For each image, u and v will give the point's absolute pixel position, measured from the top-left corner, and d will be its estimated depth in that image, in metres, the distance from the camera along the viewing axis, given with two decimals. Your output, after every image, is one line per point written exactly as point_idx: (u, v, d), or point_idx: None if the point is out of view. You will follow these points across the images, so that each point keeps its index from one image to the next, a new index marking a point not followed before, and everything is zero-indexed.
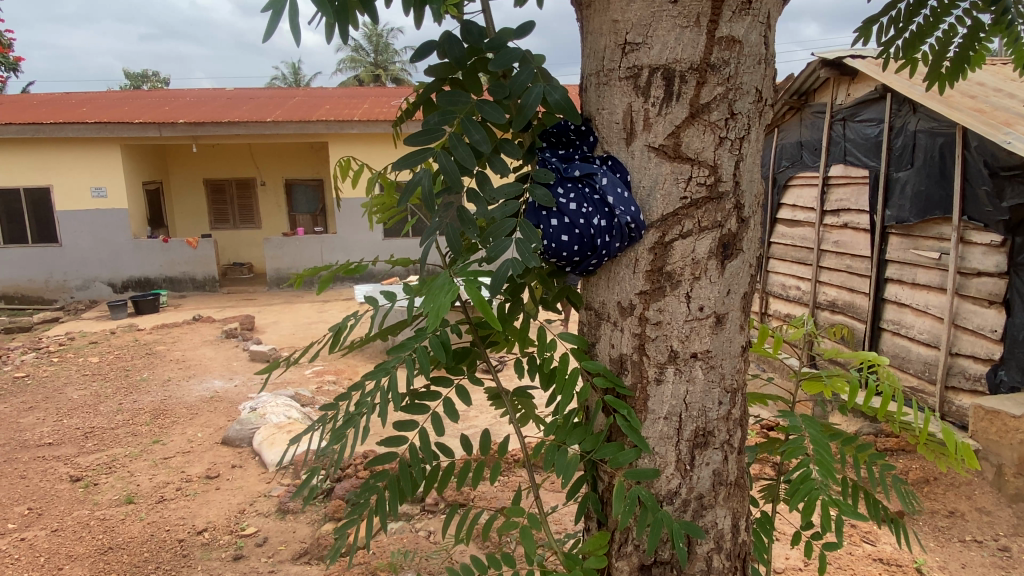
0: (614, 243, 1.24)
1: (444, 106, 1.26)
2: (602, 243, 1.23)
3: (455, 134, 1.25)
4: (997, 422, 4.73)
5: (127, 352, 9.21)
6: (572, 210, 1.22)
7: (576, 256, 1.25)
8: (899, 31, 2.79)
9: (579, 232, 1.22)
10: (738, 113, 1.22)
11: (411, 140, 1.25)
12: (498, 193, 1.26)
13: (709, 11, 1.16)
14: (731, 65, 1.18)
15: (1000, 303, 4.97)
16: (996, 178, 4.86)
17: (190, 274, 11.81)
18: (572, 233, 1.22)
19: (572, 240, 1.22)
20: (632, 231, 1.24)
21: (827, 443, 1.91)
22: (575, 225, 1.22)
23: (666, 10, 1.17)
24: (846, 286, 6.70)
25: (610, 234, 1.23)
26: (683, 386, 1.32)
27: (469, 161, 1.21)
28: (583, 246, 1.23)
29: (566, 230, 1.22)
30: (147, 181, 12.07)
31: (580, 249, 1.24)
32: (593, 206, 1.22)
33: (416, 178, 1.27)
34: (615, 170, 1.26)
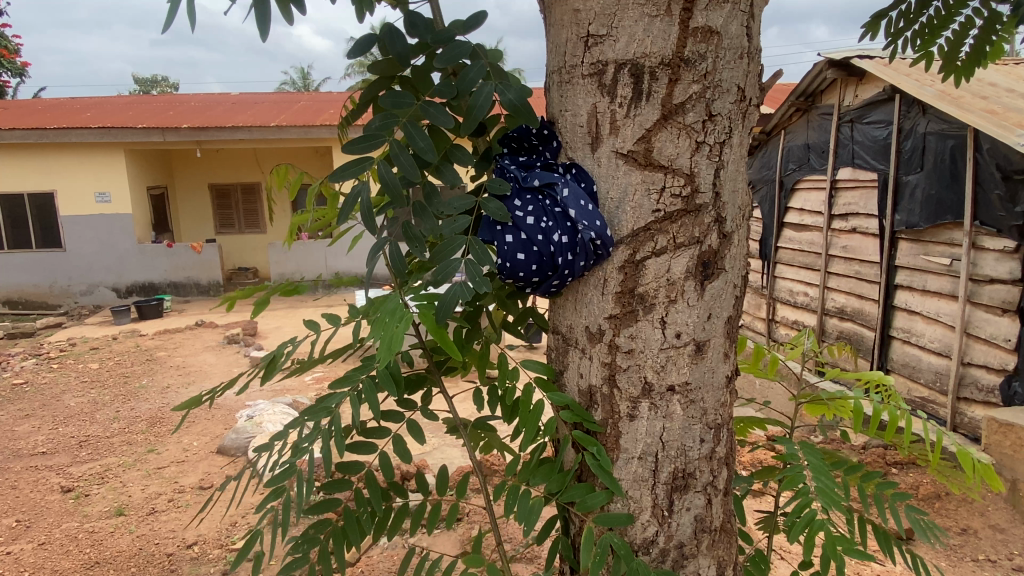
0: (578, 262, 1.10)
1: (386, 109, 1.13)
2: (564, 262, 1.08)
3: (397, 139, 1.11)
4: (1011, 436, 4.52)
5: (128, 358, 9.12)
6: (529, 226, 1.08)
7: (536, 277, 1.10)
8: (908, 26, 2.64)
9: (539, 251, 1.07)
10: (716, 114, 1.07)
11: (348, 148, 1.12)
12: (448, 208, 1.14)
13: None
14: (708, 59, 1.04)
15: (1014, 312, 4.78)
16: (1009, 181, 4.67)
17: (194, 280, 11.72)
18: (529, 251, 1.07)
19: (530, 258, 1.07)
20: (598, 248, 1.10)
21: (829, 471, 1.74)
22: (533, 243, 1.07)
23: None
24: (855, 293, 6.52)
25: (573, 252, 1.08)
26: (659, 422, 1.17)
27: (410, 169, 1.08)
28: (543, 267, 1.09)
29: (524, 248, 1.07)
30: (151, 186, 12.02)
31: (541, 270, 1.09)
32: (554, 221, 1.07)
33: (355, 190, 1.14)
34: (579, 179, 1.11)
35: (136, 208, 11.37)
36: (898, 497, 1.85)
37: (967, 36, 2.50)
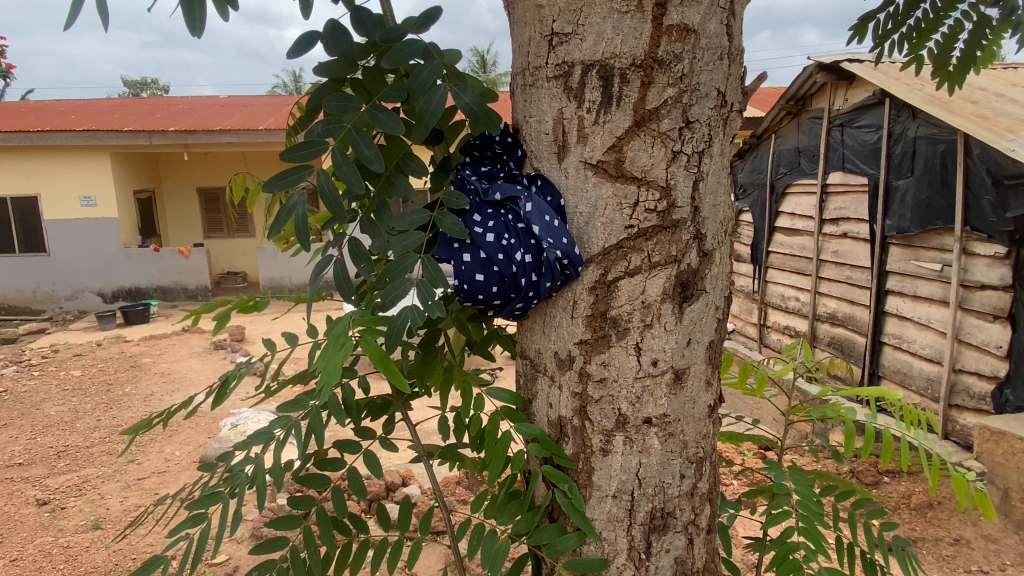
0: (544, 283, 0.99)
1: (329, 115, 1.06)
2: (528, 283, 0.98)
3: (338, 146, 1.04)
4: (1004, 444, 4.40)
5: (111, 365, 8.94)
6: (489, 244, 0.97)
7: (499, 300, 1.00)
8: (897, 28, 2.56)
9: (503, 274, 0.97)
10: (695, 121, 0.97)
11: (286, 156, 1.05)
12: (397, 224, 1.05)
13: None
14: (684, 61, 0.94)
15: (1005, 319, 4.71)
16: (999, 187, 4.61)
17: (181, 284, 11.51)
18: (492, 271, 0.97)
19: (491, 280, 0.97)
20: (567, 265, 0.99)
21: (818, 501, 1.64)
22: (491, 262, 0.97)
23: None
24: (846, 298, 6.44)
25: (539, 273, 0.98)
26: (634, 457, 1.06)
27: (352, 179, 1.00)
28: (505, 289, 0.98)
29: (488, 267, 0.97)
30: (138, 190, 11.85)
31: (503, 292, 0.98)
32: (519, 239, 0.97)
33: (291, 202, 1.07)
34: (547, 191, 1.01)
35: (121, 213, 11.20)
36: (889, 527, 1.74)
37: (958, 39, 2.42)
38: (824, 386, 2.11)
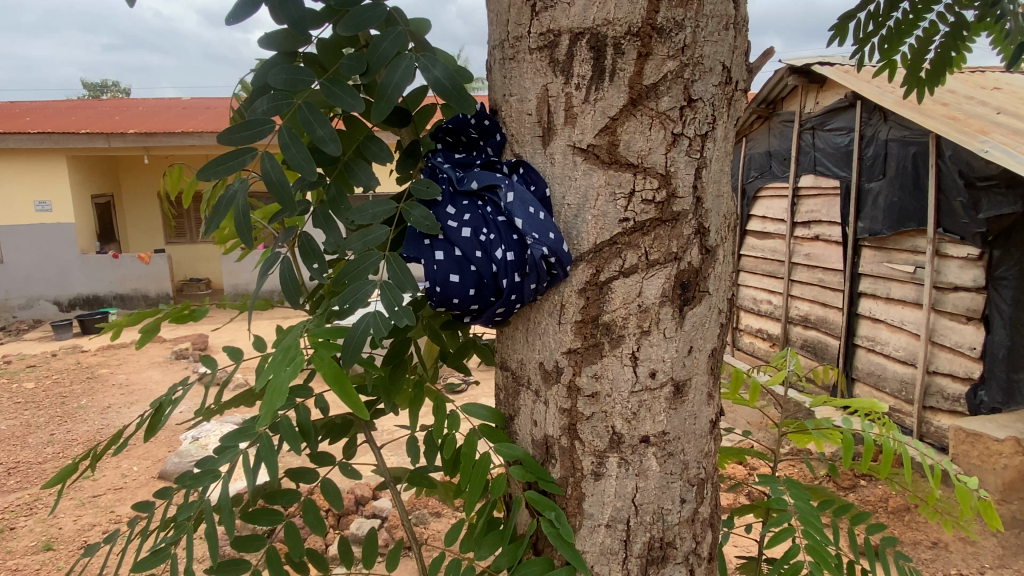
0: (529, 284, 0.87)
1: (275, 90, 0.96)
2: (510, 285, 0.85)
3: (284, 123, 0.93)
4: (978, 446, 4.45)
5: (67, 377, 8.54)
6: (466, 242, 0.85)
7: (477, 303, 0.87)
8: (875, 29, 2.50)
9: (481, 275, 0.85)
10: (698, 100, 0.85)
11: (223, 136, 0.94)
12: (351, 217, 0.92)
13: None
14: (687, 30, 0.82)
15: (978, 320, 4.74)
16: (972, 189, 4.63)
17: (142, 291, 11.08)
18: (471, 272, 0.85)
19: (470, 283, 0.85)
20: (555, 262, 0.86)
21: (819, 517, 1.53)
22: (467, 262, 0.84)
23: None
24: (819, 301, 6.45)
25: (523, 273, 0.86)
26: (630, 481, 0.94)
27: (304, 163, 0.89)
28: (484, 292, 0.86)
29: (467, 267, 0.84)
30: (97, 195, 11.43)
31: (482, 295, 0.86)
32: (500, 235, 0.85)
33: (229, 190, 0.95)
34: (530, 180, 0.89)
35: (79, 218, 10.77)
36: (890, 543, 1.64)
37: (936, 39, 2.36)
38: (815, 398, 2.02)
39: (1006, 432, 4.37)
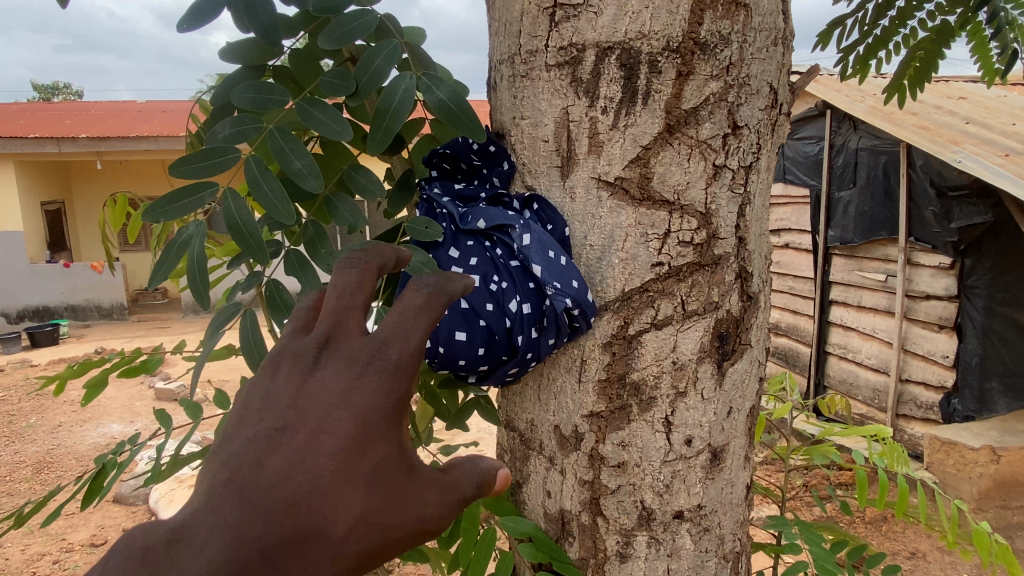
0: (547, 339, 0.74)
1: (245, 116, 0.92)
2: (525, 342, 0.72)
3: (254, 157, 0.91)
4: (953, 455, 4.49)
5: (14, 394, 8.06)
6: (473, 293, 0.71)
7: (487, 363, 0.74)
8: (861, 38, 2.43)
9: (494, 331, 0.71)
10: (741, 126, 0.75)
11: (181, 169, 0.90)
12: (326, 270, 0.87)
13: None
14: (731, 45, 0.72)
15: (951, 328, 4.78)
16: (943, 198, 4.66)
17: (95, 302, 10.71)
18: (483, 327, 0.71)
19: (481, 341, 0.71)
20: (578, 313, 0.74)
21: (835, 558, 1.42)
22: (475, 316, 0.71)
23: None
24: (789, 308, 6.46)
25: (542, 326, 0.73)
26: (661, 562, 0.82)
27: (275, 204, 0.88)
28: (497, 351, 0.73)
29: (477, 321, 0.71)
30: (46, 202, 10.92)
31: (495, 353, 0.73)
32: (516, 284, 0.72)
33: (185, 232, 0.94)
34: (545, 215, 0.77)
35: (27, 226, 10.27)
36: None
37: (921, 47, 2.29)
38: (822, 428, 1.77)
39: (981, 439, 4.43)
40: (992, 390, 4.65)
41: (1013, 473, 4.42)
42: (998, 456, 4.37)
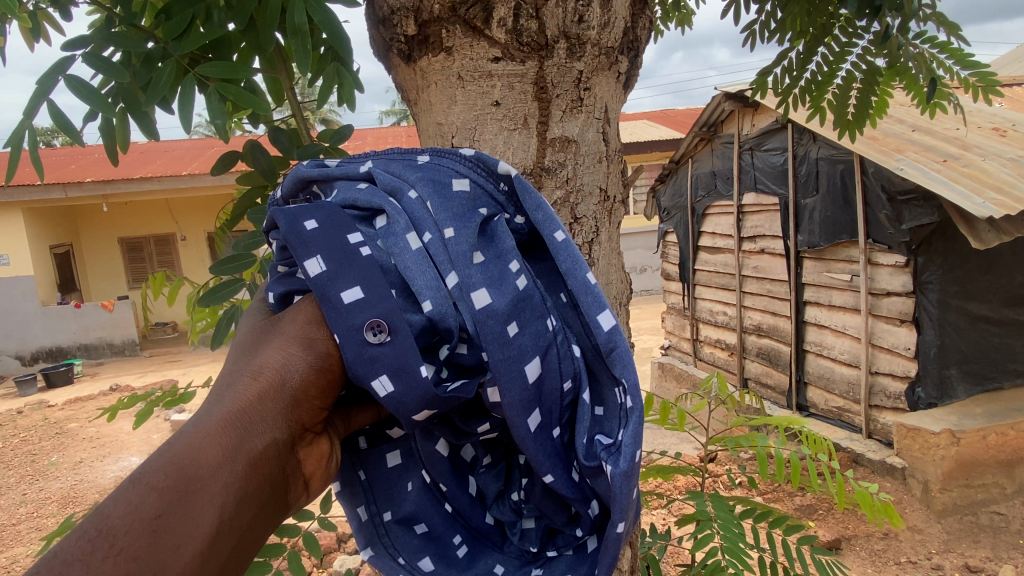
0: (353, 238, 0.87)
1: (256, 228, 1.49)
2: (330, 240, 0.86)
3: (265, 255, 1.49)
4: (919, 440, 4.90)
5: (38, 438, 8.96)
6: (368, 395, 1.04)
7: (498, 556, 1.05)
8: (794, 81, 2.30)
9: (436, 478, 1.04)
10: (582, 218, 1.34)
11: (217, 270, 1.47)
12: None
13: (536, 113, 1.27)
14: (567, 166, 1.30)
15: (910, 322, 5.10)
16: (894, 202, 4.98)
17: (106, 340, 12.34)
18: (501, 493, 1.08)
19: (498, 520, 1.08)
20: (309, 184, 1.03)
21: (737, 523, 1.81)
22: (512, 476, 1.07)
23: (490, 113, 1.27)
24: (769, 310, 6.87)
25: (340, 228, 0.87)
26: None
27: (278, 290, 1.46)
28: (526, 512, 1.04)
29: (466, 483, 1.07)
30: (53, 246, 12.47)
31: (478, 524, 1.06)
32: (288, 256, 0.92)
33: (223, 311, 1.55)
34: (550, 270, 0.96)
35: (37, 269, 11.85)
36: (793, 531, 1.92)
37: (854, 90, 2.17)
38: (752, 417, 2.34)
39: (941, 424, 4.81)
40: (951, 377, 5.07)
41: (972, 454, 4.80)
42: (958, 439, 4.74)
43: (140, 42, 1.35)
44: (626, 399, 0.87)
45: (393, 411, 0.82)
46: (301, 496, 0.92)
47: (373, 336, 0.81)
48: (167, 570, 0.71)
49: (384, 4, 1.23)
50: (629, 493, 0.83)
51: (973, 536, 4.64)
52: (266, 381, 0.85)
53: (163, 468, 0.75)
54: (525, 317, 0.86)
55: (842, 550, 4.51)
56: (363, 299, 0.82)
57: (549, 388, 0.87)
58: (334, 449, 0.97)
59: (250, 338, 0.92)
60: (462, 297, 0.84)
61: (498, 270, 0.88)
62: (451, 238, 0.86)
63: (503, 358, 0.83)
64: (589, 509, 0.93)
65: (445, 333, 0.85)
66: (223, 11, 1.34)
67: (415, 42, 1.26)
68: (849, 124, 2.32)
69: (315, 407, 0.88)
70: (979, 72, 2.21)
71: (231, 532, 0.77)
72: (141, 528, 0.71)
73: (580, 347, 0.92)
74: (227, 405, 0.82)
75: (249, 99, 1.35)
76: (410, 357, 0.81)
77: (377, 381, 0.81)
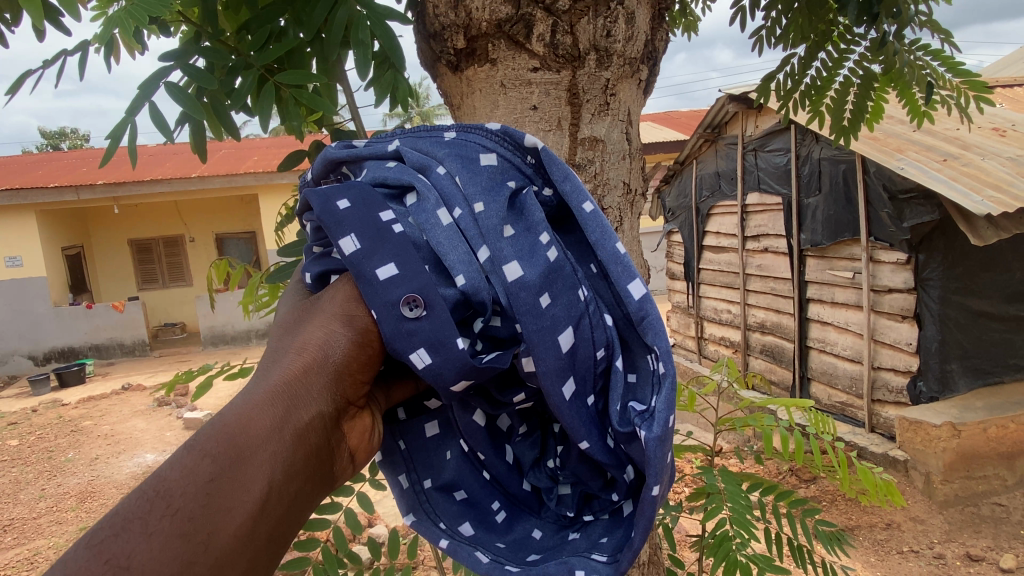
0: (385, 216, 0.92)
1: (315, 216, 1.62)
2: (364, 218, 0.91)
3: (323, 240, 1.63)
4: (921, 432, 5.01)
5: (52, 435, 9.16)
6: (405, 369, 1.10)
7: (536, 522, 1.09)
8: (795, 85, 2.43)
9: (474, 447, 1.09)
10: (609, 208, 1.49)
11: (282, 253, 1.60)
12: None
13: (569, 116, 1.41)
14: (595, 163, 1.45)
15: (912, 318, 5.23)
16: (895, 201, 5.10)
17: (117, 340, 12.56)
18: (537, 462, 1.12)
19: (534, 487, 1.11)
20: (338, 167, 1.09)
21: (744, 495, 1.95)
22: (548, 444, 1.12)
23: (529, 116, 1.41)
24: (772, 308, 7.00)
25: (372, 206, 0.93)
26: None
27: None
28: (562, 479, 1.08)
29: (503, 451, 1.11)
30: (65, 247, 12.66)
31: (516, 491, 1.11)
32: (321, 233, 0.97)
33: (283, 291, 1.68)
34: (581, 242, 1.03)
35: (50, 270, 12.02)
36: (800, 508, 2.05)
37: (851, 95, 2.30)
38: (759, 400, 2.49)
39: (942, 417, 4.92)
40: (952, 372, 5.19)
41: (972, 446, 4.92)
42: (959, 431, 4.86)
43: (225, 56, 1.54)
44: (659, 364, 0.93)
45: (431, 382, 0.88)
46: (348, 468, 0.96)
47: (409, 311, 0.87)
48: (221, 531, 0.74)
49: (436, 21, 1.39)
50: (662, 457, 0.87)
51: (974, 526, 4.75)
52: (309, 355, 0.89)
53: (212, 438, 0.78)
54: (557, 288, 0.92)
55: (846, 540, 4.63)
56: (398, 275, 0.88)
57: (582, 356, 0.94)
58: (376, 423, 1.02)
59: (292, 317, 0.96)
60: (495, 272, 0.91)
61: (528, 243, 0.95)
62: (481, 214, 0.94)
63: (537, 329, 0.90)
64: (625, 474, 0.97)
65: (479, 307, 0.91)
66: (293, 23, 1.50)
67: (463, 54, 1.41)
68: (843, 129, 2.46)
69: (358, 382, 0.92)
70: (971, 81, 2.34)
71: (281, 499, 0.80)
72: (194, 493, 0.74)
73: (612, 317, 0.99)
74: (274, 379, 0.86)
75: (317, 101, 1.50)
76: (446, 331, 0.87)
77: (415, 354, 0.87)
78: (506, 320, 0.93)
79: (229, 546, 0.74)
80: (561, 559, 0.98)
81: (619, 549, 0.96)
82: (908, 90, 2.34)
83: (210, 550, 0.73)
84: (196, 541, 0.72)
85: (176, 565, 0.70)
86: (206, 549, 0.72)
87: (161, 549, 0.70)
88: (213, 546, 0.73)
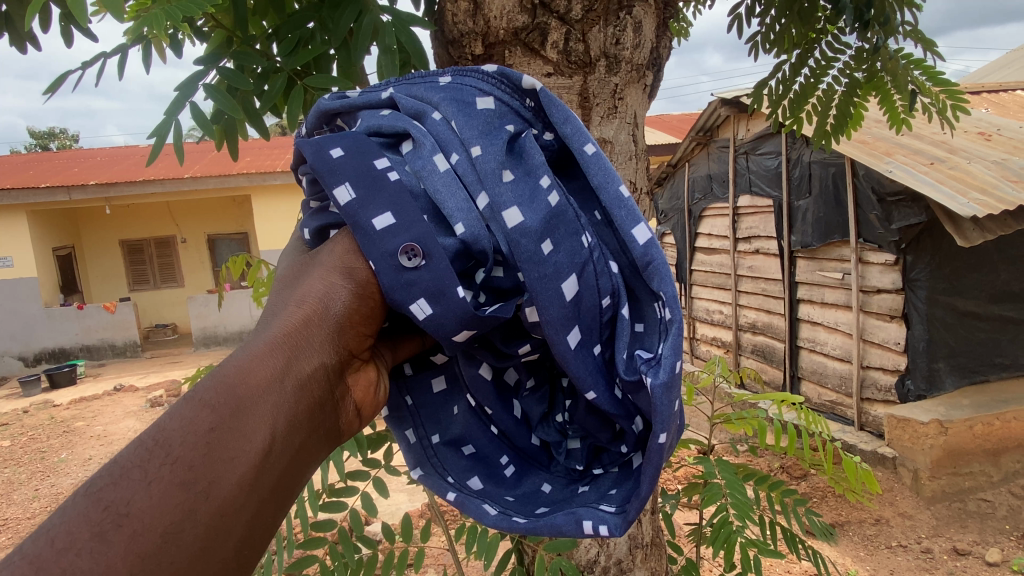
0: (380, 165, 0.93)
1: None
2: (359, 169, 0.91)
3: None
4: (909, 430, 5.12)
5: (44, 435, 9.14)
6: (412, 326, 1.12)
7: (545, 476, 1.13)
8: (784, 91, 2.51)
9: (482, 402, 1.14)
10: None
11: None
12: None
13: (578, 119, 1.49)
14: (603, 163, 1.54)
15: (900, 318, 5.34)
16: (884, 203, 5.21)
17: (108, 341, 12.50)
18: (545, 416, 1.16)
19: (542, 442, 1.16)
20: (332, 120, 1.10)
21: (741, 484, 2.02)
22: (556, 398, 1.15)
23: None
24: (763, 309, 7.11)
25: (367, 156, 0.93)
26: None
27: None
28: (571, 432, 1.11)
29: (510, 406, 1.15)
30: (56, 248, 12.60)
31: (524, 445, 1.15)
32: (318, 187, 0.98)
33: None
34: (584, 187, 1.04)
35: (41, 271, 11.97)
36: (794, 499, 2.13)
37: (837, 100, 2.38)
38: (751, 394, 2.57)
39: (930, 415, 5.03)
40: (940, 370, 5.30)
41: (959, 442, 5.03)
42: (946, 428, 4.97)
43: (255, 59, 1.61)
44: (664, 311, 0.94)
45: (434, 332, 0.90)
46: (353, 423, 0.96)
47: (408, 260, 0.88)
48: (224, 479, 0.74)
49: (454, 28, 1.46)
50: (669, 405, 0.89)
51: (961, 521, 4.86)
52: (310, 308, 0.89)
53: (211, 389, 0.78)
54: (558, 234, 0.93)
55: (836, 535, 4.72)
56: (396, 224, 0.89)
57: (587, 304, 0.95)
58: (381, 378, 1.02)
59: (292, 274, 0.97)
60: (494, 218, 0.92)
61: (528, 187, 0.94)
62: (479, 158, 0.94)
63: (539, 276, 0.91)
64: (634, 425, 1.00)
65: (480, 256, 0.93)
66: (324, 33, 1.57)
67: (479, 60, 1.47)
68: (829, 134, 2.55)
69: (361, 335, 0.93)
70: (950, 89, 2.44)
71: (285, 449, 0.80)
72: (195, 442, 0.74)
73: (618, 264, 1.00)
74: (274, 331, 0.86)
75: None
76: (446, 280, 0.88)
77: (416, 305, 0.88)
78: (507, 270, 0.95)
79: (233, 494, 0.74)
80: (569, 509, 1.01)
81: (627, 499, 1.00)
82: (890, 99, 2.42)
83: (212, 497, 0.73)
84: (197, 489, 0.72)
85: (178, 514, 0.70)
86: (207, 497, 0.72)
87: (162, 497, 0.70)
88: (214, 495, 0.73)
